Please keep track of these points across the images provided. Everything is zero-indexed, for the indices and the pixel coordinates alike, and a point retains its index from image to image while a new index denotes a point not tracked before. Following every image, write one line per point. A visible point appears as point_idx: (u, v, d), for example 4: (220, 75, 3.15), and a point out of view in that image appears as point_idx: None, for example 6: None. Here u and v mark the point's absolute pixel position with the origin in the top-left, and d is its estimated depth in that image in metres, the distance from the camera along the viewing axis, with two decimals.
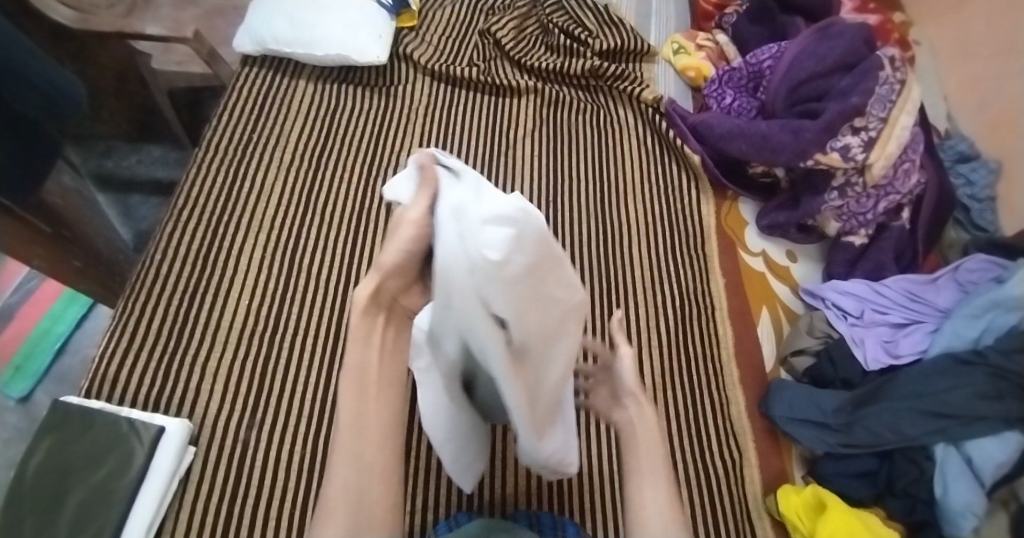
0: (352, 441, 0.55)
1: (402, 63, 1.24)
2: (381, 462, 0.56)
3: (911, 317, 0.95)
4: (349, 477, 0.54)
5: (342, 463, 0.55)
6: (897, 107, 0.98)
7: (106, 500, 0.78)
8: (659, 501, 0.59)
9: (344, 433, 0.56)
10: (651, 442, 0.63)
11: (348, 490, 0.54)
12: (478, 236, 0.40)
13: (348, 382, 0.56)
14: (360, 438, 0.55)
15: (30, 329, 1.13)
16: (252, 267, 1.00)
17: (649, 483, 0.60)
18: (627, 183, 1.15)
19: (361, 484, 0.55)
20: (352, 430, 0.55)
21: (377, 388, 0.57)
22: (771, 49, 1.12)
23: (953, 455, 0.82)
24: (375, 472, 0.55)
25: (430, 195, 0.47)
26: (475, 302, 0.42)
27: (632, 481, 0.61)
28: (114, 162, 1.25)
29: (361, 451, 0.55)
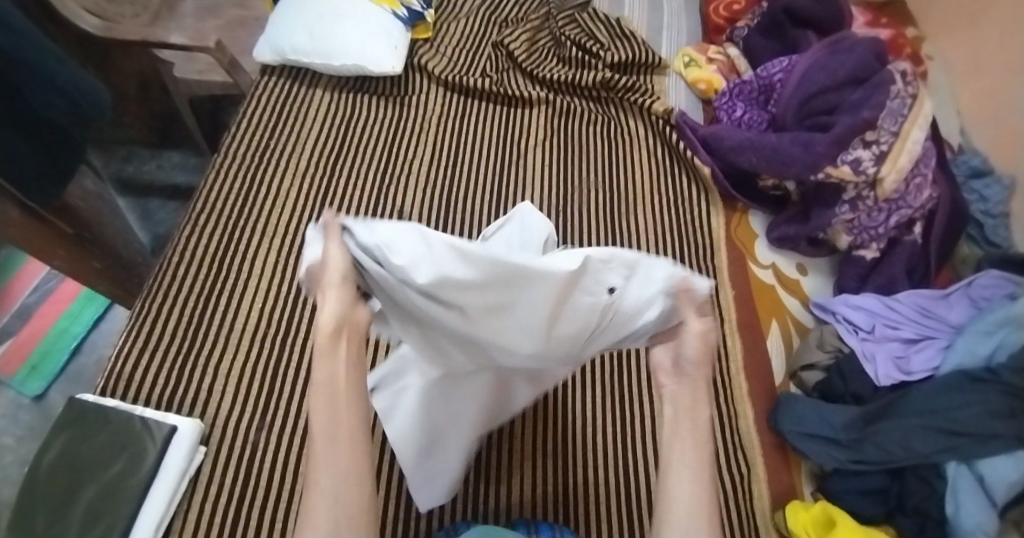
0: (329, 442, 0.50)
1: (416, 74, 1.26)
2: (361, 463, 0.51)
3: (924, 332, 0.94)
4: (331, 474, 0.49)
5: (321, 461, 0.50)
6: (909, 121, 0.98)
7: (117, 496, 0.80)
8: (693, 493, 0.51)
9: (318, 433, 0.50)
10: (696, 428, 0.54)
11: (332, 492, 0.49)
12: (380, 254, 0.51)
13: (318, 396, 0.51)
14: (335, 444, 0.50)
15: (49, 328, 1.15)
16: (266, 271, 1.02)
17: (684, 474, 0.52)
18: (636, 193, 1.15)
19: (343, 485, 0.49)
20: (329, 428, 0.51)
21: (349, 393, 0.52)
22: (782, 63, 1.12)
23: (965, 473, 0.81)
24: (355, 472, 0.50)
25: (344, 249, 0.54)
26: (410, 295, 0.54)
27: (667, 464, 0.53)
28: (134, 167, 1.29)
29: (337, 457, 0.50)
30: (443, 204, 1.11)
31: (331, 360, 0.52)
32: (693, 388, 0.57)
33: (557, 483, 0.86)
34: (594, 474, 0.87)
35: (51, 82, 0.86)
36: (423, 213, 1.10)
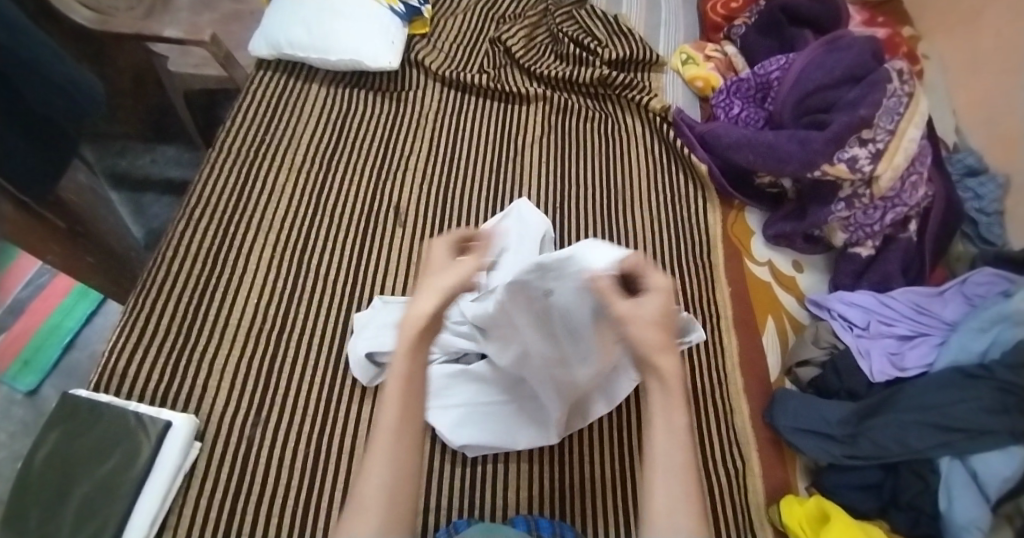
0: (389, 446, 0.55)
1: (413, 69, 1.26)
2: (409, 473, 0.55)
3: (918, 329, 0.95)
4: (385, 476, 0.54)
5: (378, 461, 0.55)
6: (905, 120, 0.98)
7: (111, 493, 0.79)
8: (676, 498, 0.51)
9: (382, 435, 0.56)
10: (671, 425, 0.52)
11: (382, 495, 0.53)
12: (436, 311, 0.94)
13: (394, 388, 0.57)
14: (398, 439, 0.55)
15: (41, 323, 1.14)
16: (261, 268, 1.02)
17: (663, 479, 0.52)
18: (634, 190, 1.15)
19: (393, 488, 0.54)
20: (392, 433, 0.56)
21: (415, 392, 0.58)
22: (779, 61, 1.13)
23: (958, 468, 0.82)
24: (404, 480, 0.55)
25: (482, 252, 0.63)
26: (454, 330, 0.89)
27: (649, 469, 0.53)
28: (128, 162, 1.28)
29: (396, 452, 0.55)
30: (440, 200, 1.11)
31: (411, 363, 0.57)
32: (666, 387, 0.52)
33: (553, 478, 0.86)
34: (591, 468, 0.88)
35: (43, 74, 0.84)
36: (420, 209, 1.10)
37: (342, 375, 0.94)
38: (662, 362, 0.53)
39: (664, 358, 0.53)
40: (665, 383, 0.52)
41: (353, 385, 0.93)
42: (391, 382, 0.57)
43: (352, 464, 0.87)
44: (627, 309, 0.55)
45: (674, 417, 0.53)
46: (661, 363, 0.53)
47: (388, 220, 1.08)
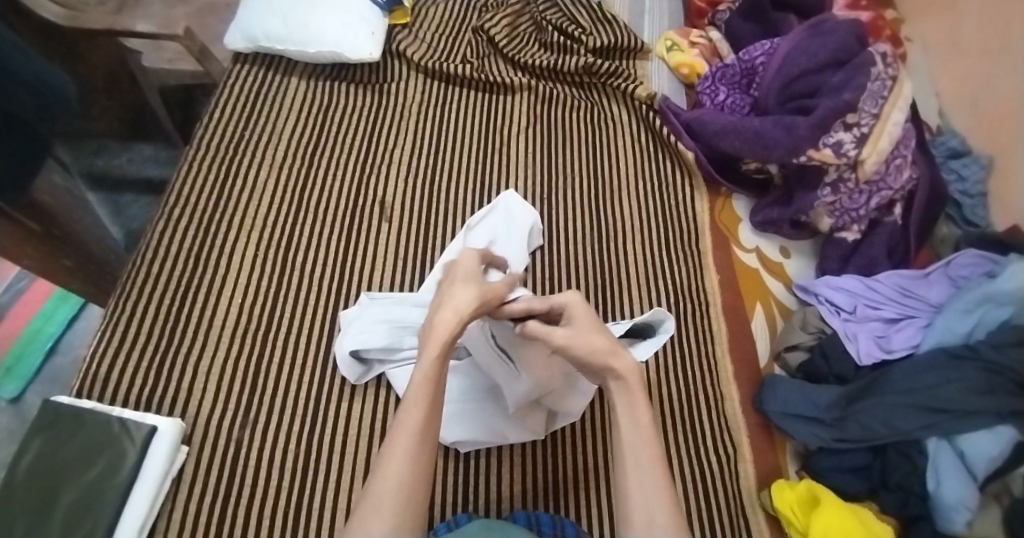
0: (412, 444, 0.57)
1: (394, 60, 1.23)
2: (425, 475, 0.57)
3: (904, 312, 0.95)
4: (403, 473, 0.56)
5: (397, 458, 0.56)
6: (890, 104, 0.98)
7: (98, 501, 0.78)
8: (649, 491, 0.57)
9: (405, 433, 0.57)
10: (640, 428, 0.60)
11: (400, 491, 0.55)
12: None
13: (420, 391, 0.60)
14: (419, 443, 0.57)
15: (21, 329, 1.12)
16: (244, 267, 1.00)
17: (635, 475, 0.58)
18: (621, 181, 1.15)
19: (410, 486, 0.55)
20: (416, 434, 0.57)
21: (435, 398, 0.60)
22: (764, 46, 1.12)
23: (945, 450, 0.82)
24: (420, 480, 0.56)
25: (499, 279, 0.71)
26: None
27: (623, 471, 0.59)
28: (105, 161, 1.24)
29: (416, 456, 0.57)
30: (425, 194, 1.10)
31: (441, 363, 0.61)
32: (631, 396, 0.61)
33: (548, 471, 0.87)
34: (584, 457, 0.88)
35: None
36: (406, 203, 1.09)
37: (331, 373, 0.93)
38: (624, 372, 0.62)
39: (627, 369, 0.62)
40: (629, 390, 0.62)
41: (343, 384, 0.92)
42: (418, 383, 0.60)
43: (343, 463, 0.87)
44: (567, 335, 0.62)
45: (641, 420, 0.60)
46: (626, 377, 0.62)
47: (374, 215, 1.07)
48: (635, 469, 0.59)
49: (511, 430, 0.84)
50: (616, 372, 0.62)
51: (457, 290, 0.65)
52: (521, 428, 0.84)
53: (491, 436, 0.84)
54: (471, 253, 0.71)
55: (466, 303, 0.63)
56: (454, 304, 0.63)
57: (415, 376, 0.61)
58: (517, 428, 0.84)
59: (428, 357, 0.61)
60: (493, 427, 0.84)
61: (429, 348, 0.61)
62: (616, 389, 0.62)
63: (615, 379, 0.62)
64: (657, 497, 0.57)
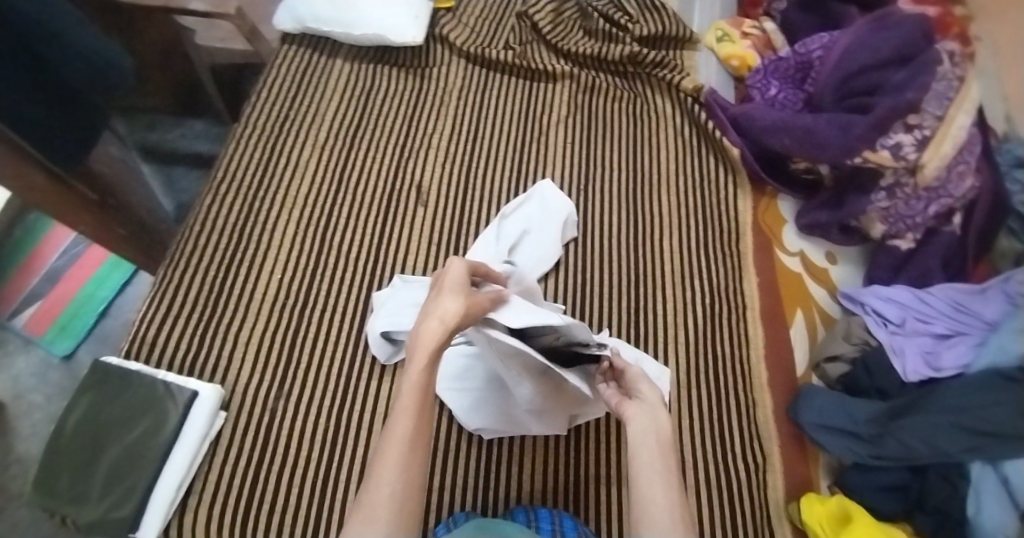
0: (404, 453, 0.57)
1: (438, 44, 1.23)
2: (418, 482, 0.57)
3: (956, 328, 0.88)
4: (395, 481, 0.56)
5: (389, 466, 0.56)
6: (954, 106, 0.89)
7: (139, 458, 0.81)
8: (669, 505, 0.54)
9: (396, 442, 0.57)
10: (664, 442, 0.59)
11: (393, 500, 0.55)
12: None
13: (410, 397, 0.59)
14: (412, 449, 0.57)
15: (77, 291, 1.18)
16: (284, 243, 1.02)
17: (659, 486, 0.55)
18: (659, 176, 1.12)
19: (404, 494, 0.56)
20: (407, 444, 0.57)
21: (422, 403, 0.59)
22: (822, 38, 1.05)
23: (989, 478, 0.77)
24: (411, 490, 0.56)
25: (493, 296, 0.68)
26: None
27: (638, 495, 0.56)
28: (157, 135, 1.29)
29: (407, 463, 0.57)
30: (462, 180, 1.10)
31: (429, 370, 0.61)
32: (659, 419, 0.61)
33: (570, 465, 0.87)
34: (604, 454, 0.88)
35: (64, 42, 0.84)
36: (442, 188, 1.09)
37: (361, 353, 0.94)
38: (659, 409, 0.62)
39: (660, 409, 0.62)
40: (658, 415, 0.62)
41: (371, 364, 0.94)
42: (407, 392, 0.60)
43: (370, 440, 0.88)
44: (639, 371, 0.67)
45: (667, 451, 0.58)
46: (659, 412, 0.62)
47: (410, 198, 1.08)
48: (654, 491, 0.55)
49: (526, 421, 0.84)
50: (650, 407, 0.62)
51: (445, 299, 0.64)
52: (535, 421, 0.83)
53: (506, 423, 0.84)
54: (461, 265, 0.69)
55: (453, 312, 0.62)
56: (440, 314, 0.62)
57: (403, 386, 0.60)
58: (529, 420, 0.83)
59: (416, 365, 0.60)
60: (507, 417, 0.84)
61: (416, 357, 0.61)
62: (646, 420, 0.61)
63: (647, 413, 0.62)
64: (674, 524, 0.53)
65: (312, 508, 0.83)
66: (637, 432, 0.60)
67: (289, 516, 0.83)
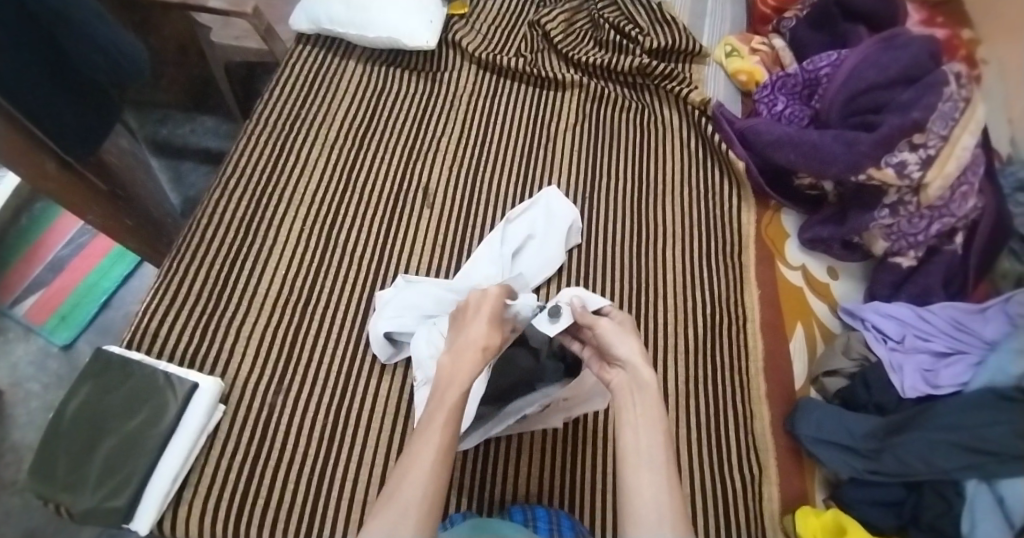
0: (435, 458, 0.59)
1: (450, 50, 1.25)
2: (444, 489, 0.59)
3: (955, 346, 0.88)
4: (424, 481, 0.58)
5: (418, 467, 0.59)
6: (959, 127, 0.87)
7: (138, 447, 0.81)
8: (656, 483, 0.57)
9: (430, 448, 0.60)
10: (651, 412, 0.62)
11: (423, 502, 0.57)
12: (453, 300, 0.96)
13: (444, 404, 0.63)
14: (440, 451, 0.60)
15: (80, 281, 1.19)
16: (291, 238, 1.03)
17: (644, 467, 0.58)
18: (665, 187, 1.13)
19: (431, 498, 0.58)
20: (439, 450, 0.60)
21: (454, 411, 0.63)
22: (829, 56, 1.07)
23: (984, 493, 0.77)
24: (437, 491, 0.58)
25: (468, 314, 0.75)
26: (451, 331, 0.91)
27: (631, 472, 0.58)
28: (169, 130, 1.30)
29: (436, 464, 0.59)
30: (469, 183, 1.11)
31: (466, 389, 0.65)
32: (647, 392, 0.63)
33: (567, 470, 0.87)
34: (601, 459, 0.88)
35: None
36: (449, 191, 1.10)
37: (362, 350, 0.95)
38: (643, 371, 0.64)
39: (645, 369, 0.64)
40: (642, 383, 0.64)
41: (372, 362, 0.94)
42: (441, 401, 0.64)
43: (367, 438, 0.88)
44: (610, 326, 0.69)
45: (655, 421, 0.61)
46: (642, 373, 0.64)
47: (417, 200, 1.08)
48: (645, 468, 0.58)
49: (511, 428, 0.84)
50: (635, 371, 0.65)
51: (481, 328, 0.69)
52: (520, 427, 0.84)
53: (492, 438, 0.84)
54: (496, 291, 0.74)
55: (490, 342, 0.68)
56: (478, 340, 0.68)
57: (439, 400, 0.64)
58: (516, 422, 0.85)
59: (455, 384, 0.64)
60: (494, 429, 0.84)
61: (456, 377, 0.65)
62: (633, 389, 0.64)
63: (633, 379, 0.64)
64: (669, 497, 0.57)
65: (307, 504, 0.84)
66: (624, 411, 0.63)
67: (283, 511, 0.83)
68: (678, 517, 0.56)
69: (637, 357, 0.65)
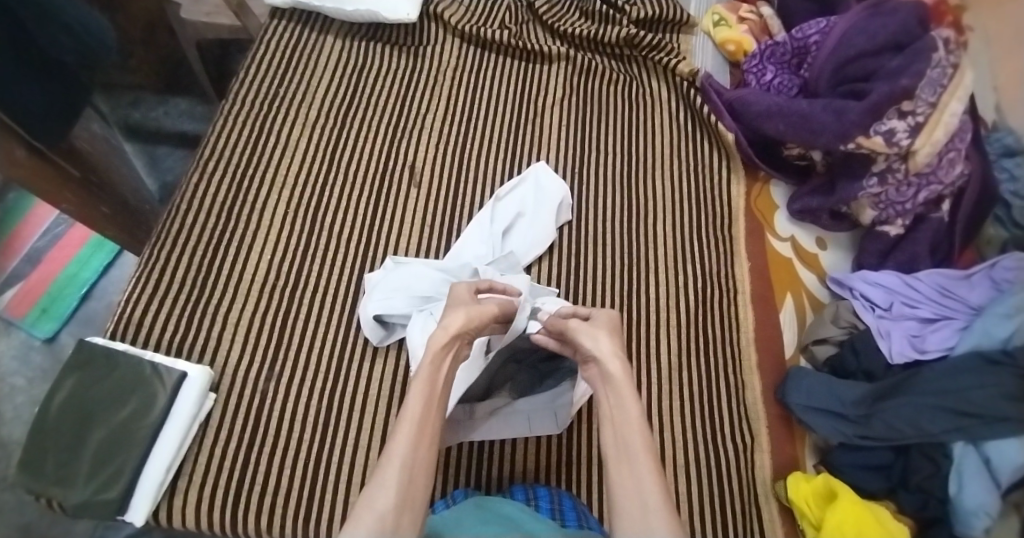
0: (412, 432, 0.61)
1: (431, 22, 1.21)
2: (426, 461, 0.60)
3: (941, 312, 0.89)
4: (404, 456, 0.59)
5: (399, 445, 0.60)
6: (947, 93, 0.85)
7: (126, 440, 0.80)
8: (643, 478, 0.57)
9: (408, 422, 0.61)
10: (624, 399, 0.63)
11: (403, 471, 0.58)
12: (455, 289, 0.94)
13: (419, 388, 0.64)
14: (422, 430, 0.61)
15: (59, 272, 1.16)
16: (275, 222, 1.01)
17: (626, 462, 0.59)
18: (651, 159, 1.12)
19: (412, 469, 0.59)
20: (417, 423, 0.61)
21: (433, 394, 0.64)
22: (819, 24, 1.06)
23: (970, 454, 0.78)
24: (418, 466, 0.59)
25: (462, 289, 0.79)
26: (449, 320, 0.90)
27: (617, 467, 0.59)
28: (140, 114, 1.26)
29: (417, 443, 0.60)
30: (456, 159, 1.09)
31: (435, 366, 0.66)
32: (618, 384, 0.64)
33: (563, 448, 0.88)
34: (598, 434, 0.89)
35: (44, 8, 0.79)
36: (436, 168, 1.08)
37: (354, 334, 0.94)
38: (610, 364, 0.65)
39: (612, 362, 0.65)
40: (612, 377, 0.65)
41: (365, 345, 0.93)
42: (416, 384, 0.65)
43: (362, 423, 0.88)
44: (579, 325, 0.70)
45: (629, 411, 0.62)
46: (610, 366, 0.65)
47: (402, 179, 1.06)
48: (626, 461, 0.59)
49: (537, 421, 0.85)
50: (602, 366, 0.66)
51: (448, 314, 0.71)
52: (547, 421, 0.84)
53: (519, 433, 0.84)
54: (466, 285, 0.78)
55: (455, 322, 0.69)
56: (445, 323, 0.69)
57: (413, 383, 0.65)
58: (523, 424, 0.85)
59: (425, 363, 0.66)
60: (518, 423, 0.85)
61: (425, 358, 0.66)
62: (606, 385, 0.65)
63: (604, 375, 0.66)
64: (652, 484, 0.57)
65: (304, 488, 0.83)
66: (605, 412, 0.64)
67: (281, 496, 0.83)
68: (667, 506, 0.55)
69: (605, 351, 0.66)
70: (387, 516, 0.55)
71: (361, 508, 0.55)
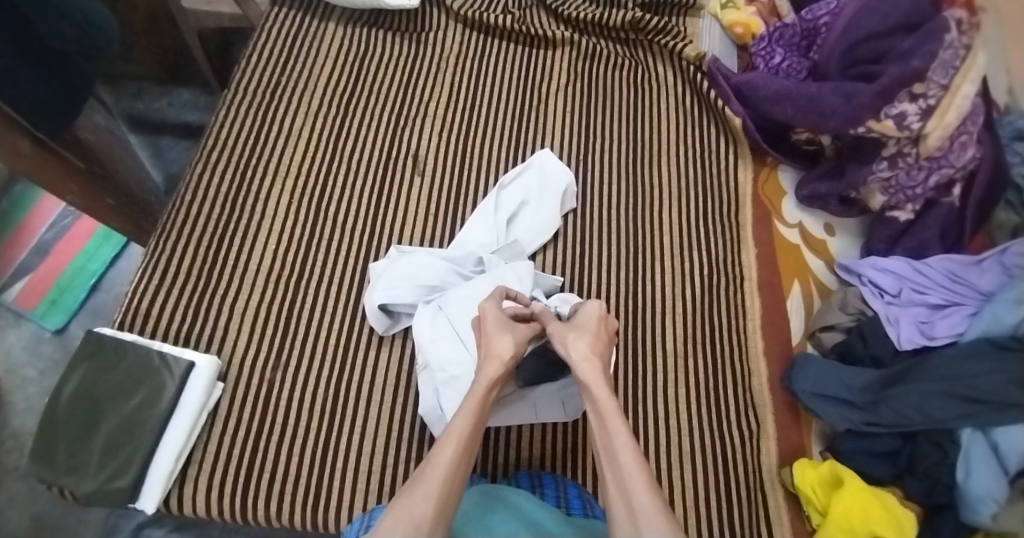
0: (458, 448, 0.62)
1: (433, 8, 1.20)
2: (461, 479, 0.61)
3: (951, 299, 0.88)
4: (445, 472, 0.60)
5: (442, 460, 0.61)
6: (960, 75, 0.82)
7: (133, 433, 0.80)
8: (631, 477, 0.58)
9: (452, 439, 0.63)
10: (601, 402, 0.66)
11: (443, 484, 0.59)
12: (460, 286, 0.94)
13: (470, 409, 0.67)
14: (463, 448, 0.63)
15: (67, 264, 1.16)
16: (279, 213, 1.00)
17: (611, 463, 0.61)
18: (659, 147, 1.11)
19: (450, 485, 0.60)
20: (462, 441, 0.63)
21: (477, 417, 0.66)
22: (829, 4, 1.03)
23: (978, 442, 0.77)
24: (455, 483, 0.60)
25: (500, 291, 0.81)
26: None
27: (608, 472, 0.61)
28: (144, 104, 1.26)
29: (455, 458, 0.62)
30: (460, 147, 1.08)
31: (487, 392, 0.69)
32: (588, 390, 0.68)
33: (571, 433, 0.88)
34: None
35: None
36: (439, 157, 1.07)
37: (359, 323, 0.94)
38: (580, 369, 0.69)
39: (581, 366, 0.69)
40: (586, 382, 0.68)
41: (370, 334, 0.93)
42: (467, 406, 0.67)
43: (369, 411, 0.88)
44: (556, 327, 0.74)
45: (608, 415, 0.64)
46: (580, 372, 0.69)
47: (405, 168, 1.06)
48: (612, 466, 0.61)
49: (544, 409, 0.84)
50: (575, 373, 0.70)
51: (497, 339, 0.73)
52: (555, 411, 0.85)
53: (526, 420, 0.85)
54: (493, 305, 0.77)
55: (506, 351, 0.72)
56: (498, 353, 0.71)
57: (465, 406, 0.67)
58: (530, 411, 0.84)
59: (478, 387, 0.69)
60: (524, 411, 0.84)
61: (478, 383, 0.69)
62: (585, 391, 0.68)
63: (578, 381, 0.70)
64: (637, 485, 0.57)
65: (311, 477, 0.84)
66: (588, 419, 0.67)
67: (289, 485, 0.83)
68: (658, 502, 0.56)
69: (574, 357, 0.70)
70: (423, 524, 0.56)
71: (399, 514, 0.56)
